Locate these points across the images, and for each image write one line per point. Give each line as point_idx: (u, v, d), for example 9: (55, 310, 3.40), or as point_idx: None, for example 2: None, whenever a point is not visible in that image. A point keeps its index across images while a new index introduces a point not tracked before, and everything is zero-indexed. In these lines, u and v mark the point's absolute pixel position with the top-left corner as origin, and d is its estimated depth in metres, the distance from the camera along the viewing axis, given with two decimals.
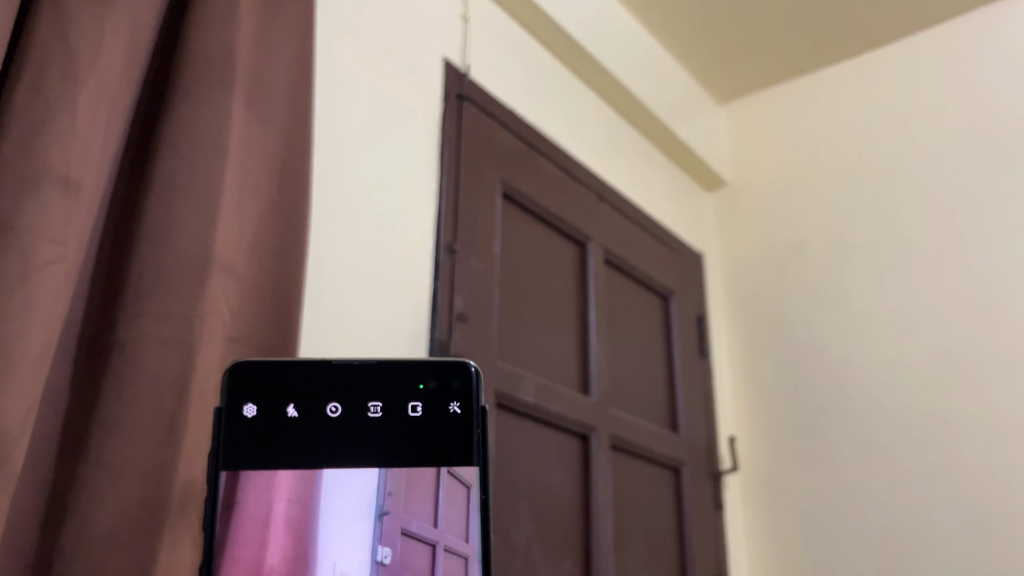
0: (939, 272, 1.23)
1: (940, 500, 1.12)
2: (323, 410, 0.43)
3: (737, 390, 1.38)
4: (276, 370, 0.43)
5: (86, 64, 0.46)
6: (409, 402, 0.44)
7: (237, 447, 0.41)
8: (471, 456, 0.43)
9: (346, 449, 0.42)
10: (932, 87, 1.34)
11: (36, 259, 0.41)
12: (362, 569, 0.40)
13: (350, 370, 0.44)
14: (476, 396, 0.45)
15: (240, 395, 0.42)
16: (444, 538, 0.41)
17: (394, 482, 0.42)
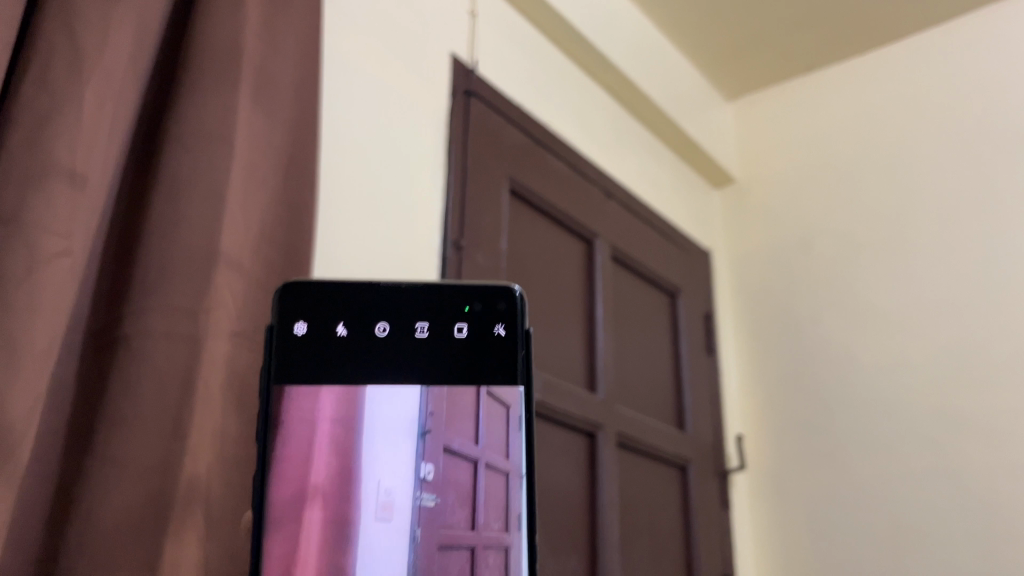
0: (948, 270, 1.22)
1: (948, 500, 1.12)
2: (371, 329, 0.42)
3: (745, 388, 1.38)
4: (323, 290, 0.42)
5: (92, 57, 0.46)
6: (456, 322, 0.43)
7: (283, 364, 0.41)
8: (516, 377, 0.42)
9: (393, 368, 0.42)
10: (942, 83, 1.33)
11: (41, 252, 0.41)
12: (406, 487, 0.39)
13: (398, 290, 0.43)
14: (522, 318, 0.43)
15: (288, 312, 0.42)
16: (487, 454, 0.39)
17: (437, 401, 0.41)
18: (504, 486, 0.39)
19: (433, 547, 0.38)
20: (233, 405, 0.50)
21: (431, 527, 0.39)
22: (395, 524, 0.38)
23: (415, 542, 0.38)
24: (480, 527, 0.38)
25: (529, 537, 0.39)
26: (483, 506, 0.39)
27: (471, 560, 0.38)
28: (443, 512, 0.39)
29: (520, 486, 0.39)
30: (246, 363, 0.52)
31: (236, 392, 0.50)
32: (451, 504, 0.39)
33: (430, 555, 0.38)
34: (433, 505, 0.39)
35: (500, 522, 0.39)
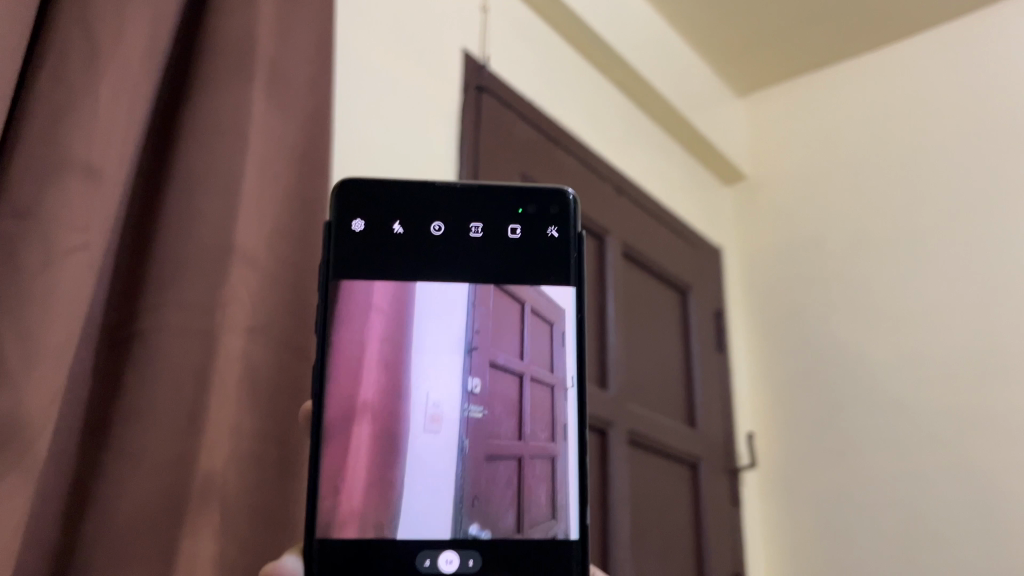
0: (961, 268, 1.21)
1: (960, 499, 1.11)
2: (427, 228, 0.43)
3: (756, 386, 1.38)
4: (381, 188, 0.43)
5: (108, 51, 0.45)
6: (510, 224, 0.44)
7: (342, 259, 0.42)
8: (569, 276, 0.43)
9: (447, 267, 0.43)
10: (955, 80, 1.32)
11: (58, 247, 0.41)
12: (454, 399, 0.40)
13: (452, 192, 0.44)
14: (575, 222, 0.45)
15: (347, 210, 0.43)
16: (531, 367, 0.40)
17: (481, 317, 0.42)
18: (550, 399, 0.40)
19: (481, 457, 0.39)
20: (248, 401, 0.50)
21: (478, 439, 0.40)
22: (443, 436, 0.40)
23: (463, 453, 0.39)
24: (527, 438, 0.40)
25: (575, 447, 0.40)
26: (529, 418, 0.40)
27: (518, 470, 0.39)
28: (491, 423, 0.40)
29: (568, 398, 0.40)
30: (261, 359, 0.51)
31: (252, 388, 0.50)
32: (499, 415, 0.40)
33: (478, 466, 0.39)
34: (481, 416, 0.40)
35: (546, 433, 0.40)
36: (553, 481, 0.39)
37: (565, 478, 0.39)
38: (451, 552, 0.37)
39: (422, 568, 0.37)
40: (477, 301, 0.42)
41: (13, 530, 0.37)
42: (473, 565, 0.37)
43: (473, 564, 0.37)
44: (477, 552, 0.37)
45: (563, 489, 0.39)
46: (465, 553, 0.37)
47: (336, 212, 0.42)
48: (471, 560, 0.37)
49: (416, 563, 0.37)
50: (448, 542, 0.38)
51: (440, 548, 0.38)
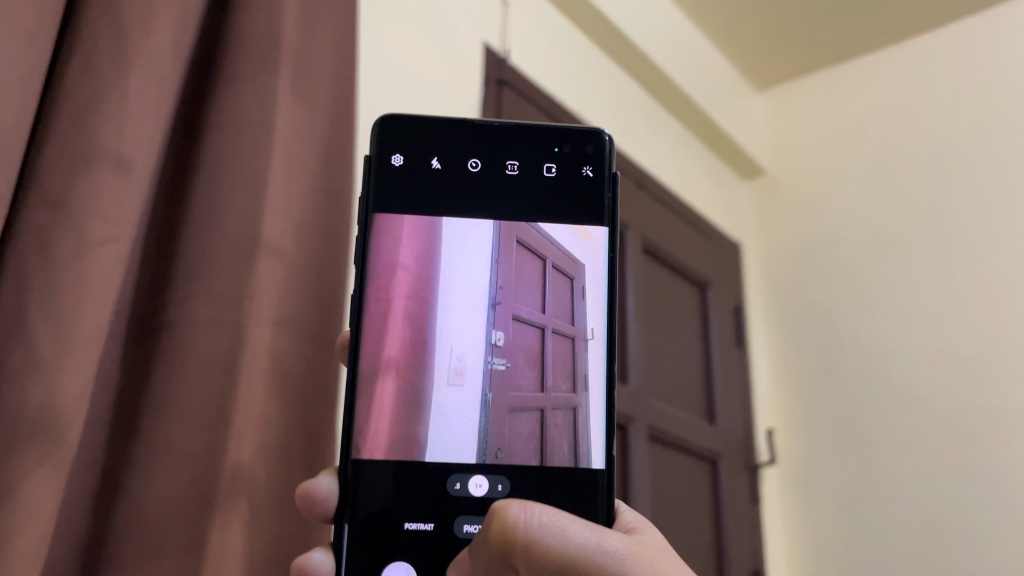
0: (985, 263, 1.20)
1: (984, 497, 1.09)
2: (464, 164, 0.43)
3: (776, 382, 1.37)
4: (421, 123, 0.43)
5: (137, 41, 0.45)
6: (545, 163, 0.44)
7: (380, 194, 0.42)
8: (600, 219, 0.43)
9: (481, 204, 0.43)
10: (978, 73, 1.31)
11: (89, 237, 0.41)
12: (478, 351, 0.40)
13: (489, 129, 0.44)
14: (610, 161, 0.44)
15: (387, 145, 0.43)
16: (552, 321, 0.41)
17: (505, 271, 0.42)
18: (571, 350, 0.40)
19: (504, 409, 0.39)
20: (274, 393, 0.50)
21: (501, 392, 0.39)
22: (467, 388, 0.40)
23: (487, 405, 0.39)
24: (549, 389, 0.40)
25: (598, 396, 0.40)
26: (551, 369, 0.40)
27: (540, 422, 0.39)
28: (513, 375, 0.40)
29: (590, 348, 0.40)
30: (287, 352, 0.51)
31: (278, 381, 0.50)
32: (521, 367, 0.40)
33: (501, 417, 0.39)
34: (504, 368, 0.40)
35: (568, 384, 0.40)
36: (575, 431, 0.39)
37: (587, 429, 0.39)
38: (481, 476, 0.38)
39: (452, 492, 0.38)
40: (500, 257, 0.42)
41: (46, 523, 0.37)
42: (502, 491, 0.38)
43: (501, 490, 0.38)
44: (505, 477, 0.38)
45: (585, 438, 0.39)
46: (494, 478, 0.38)
47: (376, 146, 0.42)
48: (501, 486, 0.38)
49: (447, 486, 0.38)
50: (478, 466, 0.38)
51: (470, 472, 0.38)
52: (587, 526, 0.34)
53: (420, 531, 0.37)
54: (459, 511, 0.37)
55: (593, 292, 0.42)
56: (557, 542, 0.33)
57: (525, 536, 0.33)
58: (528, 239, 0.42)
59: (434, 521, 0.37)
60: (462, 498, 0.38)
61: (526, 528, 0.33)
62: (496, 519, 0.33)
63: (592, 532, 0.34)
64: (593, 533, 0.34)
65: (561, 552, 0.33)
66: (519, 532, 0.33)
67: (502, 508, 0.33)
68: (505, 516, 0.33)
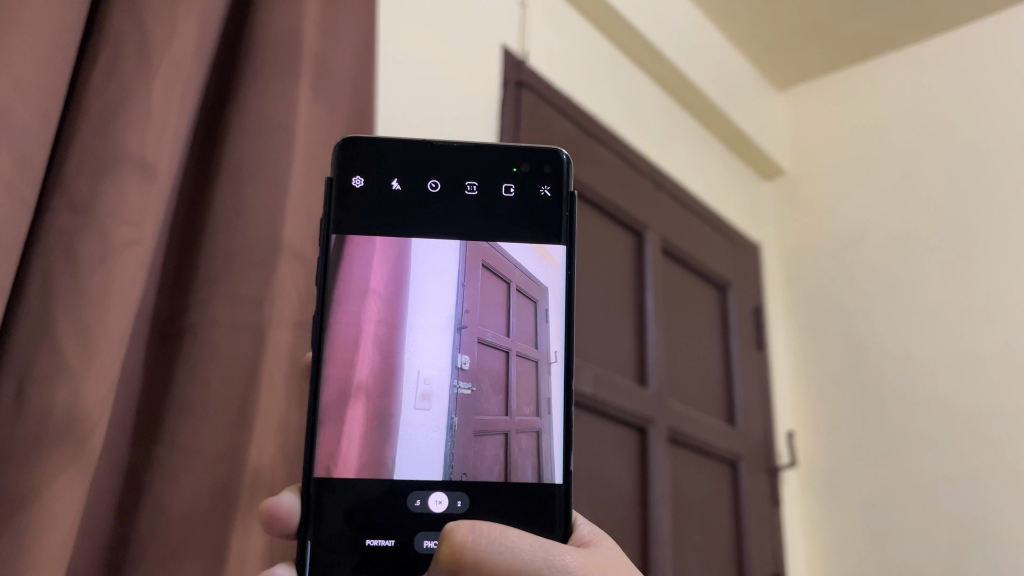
0: (1011, 262, 1.18)
1: (1010, 499, 1.08)
2: (424, 185, 0.43)
3: (796, 383, 1.36)
4: (380, 147, 0.43)
5: (161, 45, 0.46)
6: (503, 183, 0.43)
7: (343, 216, 0.41)
8: (558, 236, 0.43)
9: (443, 223, 0.42)
10: (1003, 70, 1.29)
11: (115, 242, 0.41)
12: (443, 375, 0.39)
13: (448, 151, 0.43)
14: (568, 178, 0.44)
15: (348, 167, 0.42)
16: (517, 344, 0.40)
17: (471, 295, 0.41)
18: (534, 373, 0.39)
19: (469, 434, 0.38)
20: (293, 395, 0.50)
21: (467, 415, 0.38)
22: (433, 414, 0.38)
23: (453, 429, 0.38)
24: (513, 413, 0.38)
25: (559, 420, 0.39)
26: (515, 394, 0.39)
27: (505, 446, 0.38)
28: (478, 400, 0.39)
29: (553, 372, 0.39)
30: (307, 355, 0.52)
31: (299, 383, 0.51)
32: (486, 391, 0.39)
33: (466, 442, 0.38)
34: (469, 392, 0.39)
35: (531, 407, 0.38)
36: (539, 455, 0.38)
37: (551, 452, 0.38)
38: (441, 493, 0.37)
39: (412, 508, 0.37)
40: (466, 281, 0.41)
41: (70, 523, 0.37)
42: (462, 507, 0.37)
43: (461, 506, 0.37)
44: (465, 493, 0.37)
45: (547, 461, 0.38)
46: (454, 495, 0.37)
47: (336, 168, 0.42)
48: (460, 502, 0.37)
49: (407, 503, 0.37)
50: (436, 484, 0.37)
51: (430, 489, 0.37)
52: (537, 541, 0.34)
53: (380, 547, 0.36)
54: (420, 528, 0.36)
55: (556, 315, 0.40)
56: (506, 560, 0.33)
57: (475, 557, 0.33)
58: (493, 261, 0.41)
59: (394, 537, 0.36)
60: (423, 515, 0.37)
61: (475, 548, 0.33)
62: (445, 541, 0.33)
63: (541, 547, 0.34)
64: (543, 548, 0.34)
65: (510, 568, 0.33)
66: (468, 552, 0.33)
67: (452, 530, 0.33)
68: (454, 537, 0.33)
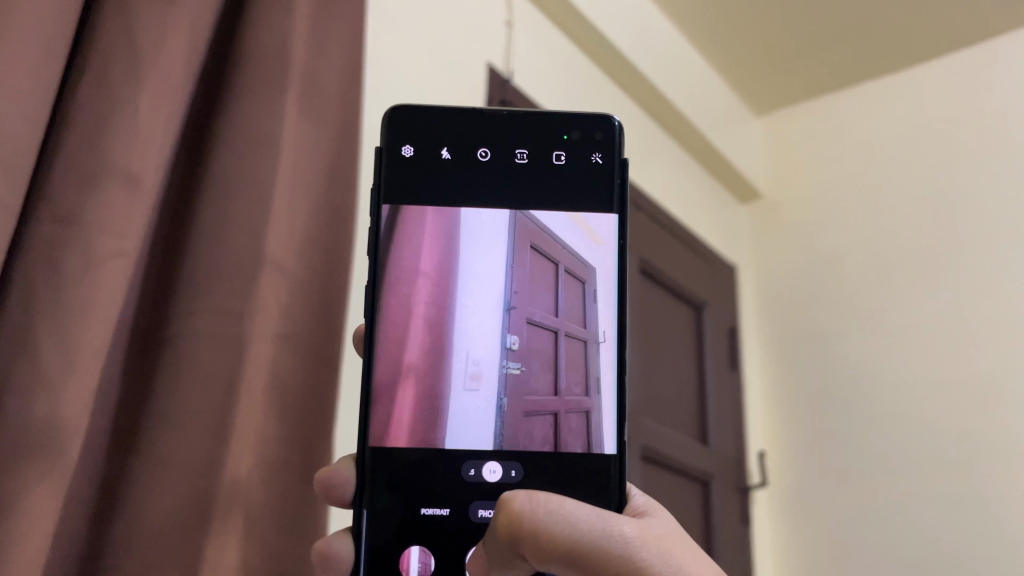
0: (977, 291, 1.21)
1: (973, 522, 1.10)
2: (474, 154, 0.44)
3: (766, 403, 1.39)
4: (430, 116, 0.44)
5: (150, 58, 0.46)
6: (554, 150, 0.45)
7: (394, 185, 0.43)
8: (610, 205, 0.44)
9: (492, 196, 0.44)
10: (976, 104, 1.32)
11: (97, 252, 0.41)
12: (493, 355, 0.41)
13: (499, 118, 0.45)
14: (619, 147, 0.45)
15: (397, 137, 0.44)
16: (565, 324, 0.42)
17: (520, 277, 0.43)
18: (583, 353, 0.42)
19: (518, 414, 0.41)
20: (273, 406, 0.51)
21: (516, 396, 0.41)
22: (483, 392, 0.41)
23: (502, 410, 0.41)
24: (563, 392, 0.41)
25: (610, 398, 0.41)
26: (564, 372, 0.41)
27: (554, 426, 0.40)
28: (528, 379, 0.41)
29: (601, 350, 0.42)
30: (284, 368, 0.52)
31: (277, 396, 0.51)
32: (536, 370, 0.41)
33: (516, 421, 0.41)
34: (518, 372, 0.41)
35: (581, 387, 0.41)
36: (588, 434, 0.40)
37: (601, 433, 0.40)
38: (495, 463, 0.40)
39: (468, 477, 0.40)
40: (514, 263, 0.43)
41: (44, 534, 0.37)
42: (516, 476, 0.40)
43: (515, 475, 0.40)
44: (518, 463, 0.40)
45: (603, 432, 0.40)
46: (509, 464, 0.40)
47: (386, 139, 0.43)
48: (514, 472, 0.40)
49: (462, 473, 0.40)
50: (493, 454, 0.40)
51: (485, 458, 0.40)
52: (594, 511, 0.36)
53: (435, 515, 0.39)
54: (474, 497, 0.39)
55: (604, 294, 0.42)
56: (563, 529, 0.35)
57: (532, 524, 0.35)
58: (542, 243, 0.43)
59: (449, 506, 0.39)
60: (477, 483, 0.40)
61: (532, 516, 0.35)
62: (504, 509, 0.35)
63: (599, 517, 0.36)
64: (600, 518, 0.36)
65: (568, 537, 0.35)
66: (527, 520, 0.35)
67: (510, 500, 0.35)
68: (513, 506, 0.35)
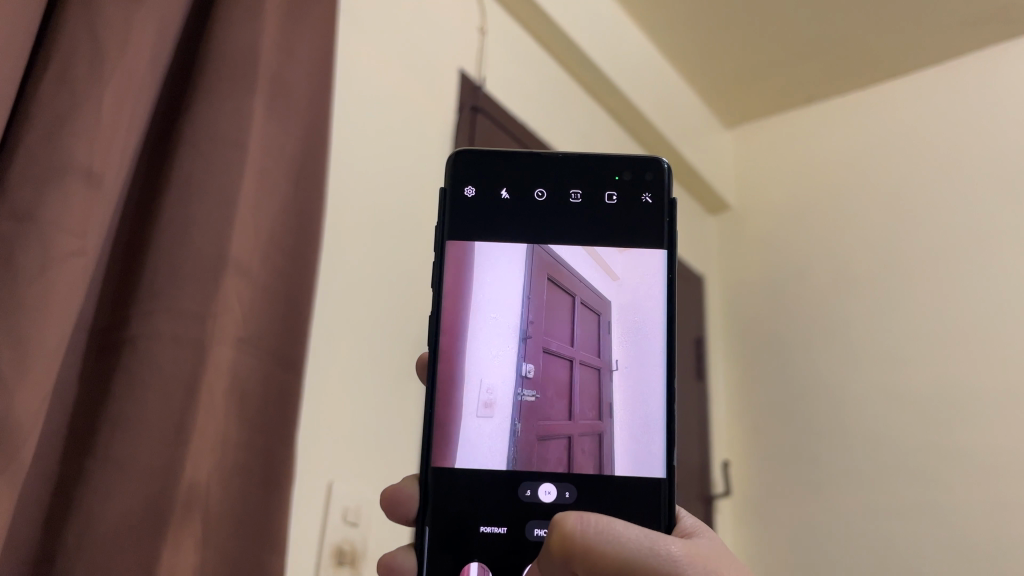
0: (935, 305, 1.23)
1: (929, 533, 1.11)
2: (532, 194, 0.48)
3: (731, 412, 1.42)
4: (489, 159, 0.48)
5: (115, 57, 0.45)
6: (606, 190, 0.48)
7: (454, 222, 0.46)
8: (660, 241, 0.47)
9: (526, 229, 0.47)
10: (937, 122, 1.35)
11: (56, 250, 0.40)
12: (508, 384, 0.44)
13: (555, 161, 0.48)
14: (668, 187, 0.48)
15: (460, 178, 0.47)
16: (580, 353, 0.44)
17: (536, 307, 0.45)
18: (596, 379, 0.44)
19: (533, 438, 0.43)
20: (234, 410, 0.50)
21: (530, 421, 0.43)
22: (496, 419, 0.43)
23: (516, 433, 0.43)
24: (576, 417, 0.43)
25: (620, 424, 0.43)
26: (578, 399, 0.43)
27: (568, 449, 0.42)
28: (543, 406, 0.43)
29: (614, 378, 0.44)
30: (246, 372, 0.52)
31: (237, 399, 0.51)
32: (550, 398, 0.43)
33: (530, 445, 0.42)
34: (533, 399, 0.43)
35: (594, 412, 0.43)
36: (600, 457, 0.42)
37: (611, 453, 0.42)
38: (550, 485, 0.42)
39: (524, 497, 0.41)
40: (531, 293, 0.46)
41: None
42: (569, 498, 0.41)
43: (569, 496, 0.41)
44: (572, 485, 0.42)
45: (651, 458, 0.43)
46: (562, 486, 0.42)
47: (449, 180, 0.47)
48: (568, 493, 0.41)
49: (519, 492, 0.41)
50: (548, 475, 0.42)
51: (541, 480, 0.42)
52: (643, 532, 0.38)
53: (493, 533, 0.40)
54: (530, 516, 0.41)
55: (617, 327, 0.45)
56: (612, 546, 0.37)
57: (582, 541, 0.37)
58: (558, 275, 0.46)
59: (507, 525, 0.41)
60: (534, 503, 0.41)
61: (582, 534, 0.37)
62: (556, 529, 0.37)
63: (646, 536, 0.38)
64: (648, 538, 0.38)
65: (616, 554, 0.37)
66: (577, 538, 0.37)
67: (561, 520, 0.38)
68: (564, 525, 0.37)
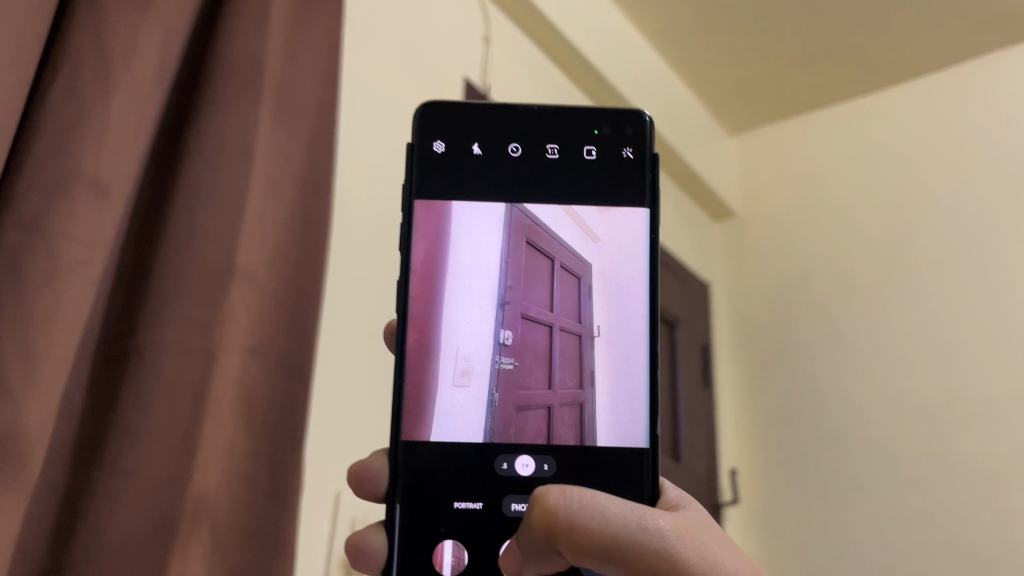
0: (942, 311, 1.22)
1: (938, 540, 1.11)
2: (505, 149, 0.47)
3: (737, 420, 1.41)
4: (460, 112, 0.46)
5: (121, 66, 0.45)
6: (585, 146, 0.47)
7: (423, 180, 0.45)
8: (641, 201, 0.46)
9: (500, 188, 0.46)
10: (940, 128, 1.34)
11: (64, 260, 0.40)
12: (486, 352, 0.43)
13: (529, 113, 0.47)
14: (649, 140, 0.47)
15: (429, 132, 0.46)
16: (559, 319, 0.44)
17: (514, 272, 0.45)
18: (577, 348, 0.44)
19: (511, 408, 0.42)
20: (242, 419, 0.50)
21: (509, 390, 0.43)
22: (473, 388, 0.42)
23: (494, 404, 0.42)
24: (557, 386, 0.43)
25: (601, 393, 0.43)
26: (558, 366, 0.43)
27: (547, 419, 0.42)
28: (522, 373, 0.43)
29: (595, 346, 0.44)
30: (255, 382, 0.51)
31: (245, 409, 0.50)
32: (529, 366, 0.43)
33: (508, 414, 0.42)
34: (511, 366, 0.43)
35: (574, 381, 0.43)
36: (580, 426, 0.42)
37: (592, 424, 0.42)
38: (527, 457, 0.41)
39: (501, 471, 0.41)
40: (509, 258, 0.45)
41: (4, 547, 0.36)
42: (548, 471, 0.41)
43: (548, 469, 0.41)
44: (550, 457, 0.41)
45: (634, 426, 0.42)
46: (541, 458, 0.41)
47: (418, 134, 0.46)
48: (547, 466, 0.41)
49: (495, 466, 0.41)
50: (525, 447, 0.41)
51: (518, 452, 0.41)
52: (631, 507, 0.36)
53: (470, 509, 0.39)
54: (508, 490, 0.40)
55: (598, 290, 0.45)
56: (596, 520, 0.35)
57: (564, 515, 0.36)
58: (536, 237, 0.45)
59: (483, 500, 0.40)
60: (510, 477, 0.40)
61: (564, 508, 0.36)
62: (537, 504, 0.36)
63: (634, 511, 0.36)
64: (636, 513, 0.36)
65: (600, 528, 0.35)
66: (559, 512, 0.36)
67: (542, 495, 0.36)
68: (545, 499, 0.36)
